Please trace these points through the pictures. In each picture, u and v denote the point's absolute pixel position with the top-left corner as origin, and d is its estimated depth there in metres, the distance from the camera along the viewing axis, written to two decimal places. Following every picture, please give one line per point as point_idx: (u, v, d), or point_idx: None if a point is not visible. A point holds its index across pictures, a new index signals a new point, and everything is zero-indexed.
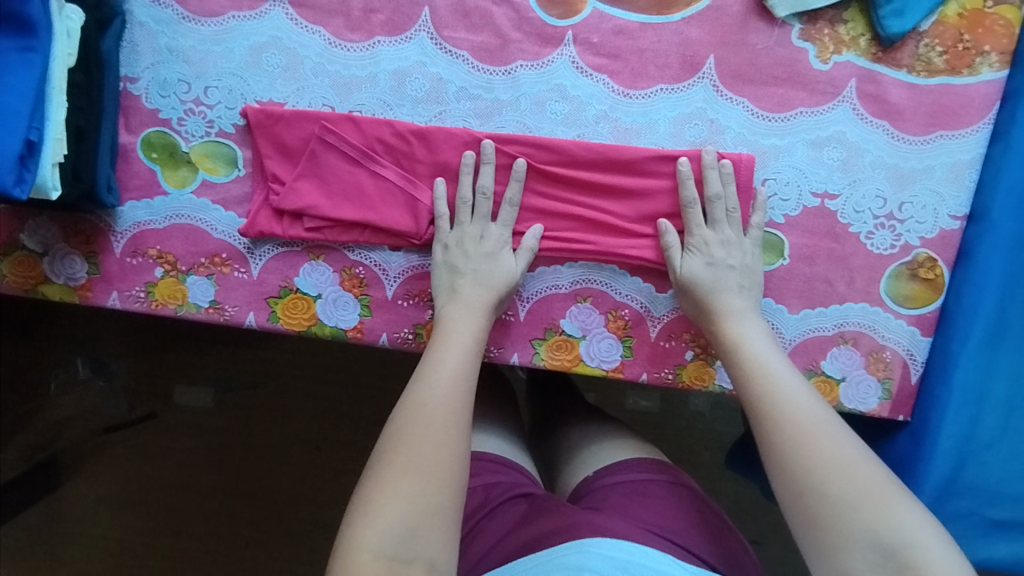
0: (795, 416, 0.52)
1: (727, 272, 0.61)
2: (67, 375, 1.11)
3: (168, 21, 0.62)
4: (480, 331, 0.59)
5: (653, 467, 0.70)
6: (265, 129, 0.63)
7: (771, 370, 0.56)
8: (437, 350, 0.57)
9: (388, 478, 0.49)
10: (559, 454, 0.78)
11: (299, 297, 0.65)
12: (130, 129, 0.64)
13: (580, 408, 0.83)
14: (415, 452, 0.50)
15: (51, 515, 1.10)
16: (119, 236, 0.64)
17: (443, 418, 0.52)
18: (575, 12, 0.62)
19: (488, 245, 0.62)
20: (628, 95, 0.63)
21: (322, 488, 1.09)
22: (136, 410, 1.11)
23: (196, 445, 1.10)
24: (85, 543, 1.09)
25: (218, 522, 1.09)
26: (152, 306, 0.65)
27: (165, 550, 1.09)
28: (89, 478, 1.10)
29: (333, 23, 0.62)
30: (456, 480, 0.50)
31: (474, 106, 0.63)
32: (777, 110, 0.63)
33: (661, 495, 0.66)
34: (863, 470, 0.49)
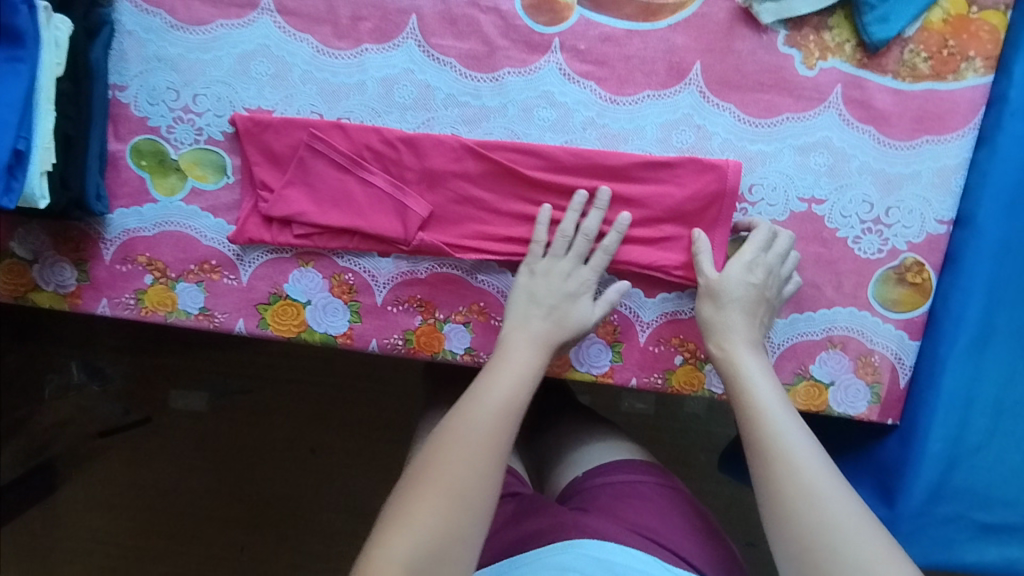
0: (787, 451, 0.51)
1: (751, 299, 0.60)
2: (61, 380, 1.10)
3: (156, 29, 0.62)
4: (539, 366, 0.58)
5: (642, 469, 0.70)
6: (254, 137, 0.63)
7: (769, 403, 0.55)
8: (492, 371, 0.56)
9: (425, 494, 0.49)
10: (549, 455, 0.78)
11: (288, 304, 0.65)
12: (119, 137, 0.64)
13: (572, 410, 0.83)
14: (455, 476, 0.50)
15: (44, 520, 1.10)
16: (109, 244, 0.65)
17: (488, 447, 0.52)
18: (561, 19, 0.62)
19: (573, 283, 0.61)
20: (615, 102, 0.63)
21: (317, 492, 1.09)
22: (131, 414, 1.11)
23: (190, 450, 1.10)
24: (80, 549, 1.09)
25: (212, 528, 1.09)
26: (142, 313, 0.65)
27: (160, 555, 1.09)
28: (83, 483, 1.10)
29: (321, 31, 0.63)
30: (486, 507, 0.50)
31: (462, 113, 0.63)
32: (763, 116, 0.63)
33: (649, 495, 0.67)
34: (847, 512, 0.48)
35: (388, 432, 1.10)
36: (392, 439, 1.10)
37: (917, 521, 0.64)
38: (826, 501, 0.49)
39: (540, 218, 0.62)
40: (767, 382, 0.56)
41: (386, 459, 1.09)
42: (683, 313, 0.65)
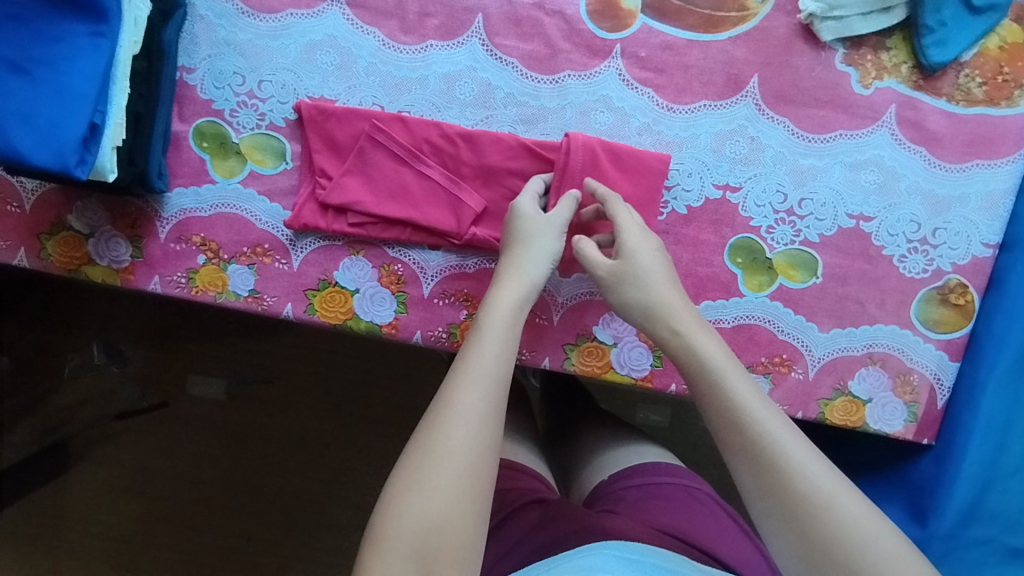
0: (776, 451, 0.47)
1: (659, 273, 0.58)
2: (83, 359, 1.11)
3: (227, 15, 0.64)
4: (518, 313, 0.56)
5: (667, 470, 0.70)
6: (316, 124, 0.64)
7: (736, 384, 0.51)
8: (478, 339, 0.54)
9: (416, 483, 0.46)
10: (574, 459, 0.78)
11: (337, 291, 0.66)
12: (183, 118, 0.65)
13: (596, 414, 0.83)
14: (446, 457, 0.47)
15: (55, 499, 1.10)
16: (165, 222, 0.65)
17: (479, 423, 0.49)
18: (624, 25, 0.64)
19: (517, 226, 0.60)
20: (672, 109, 0.64)
21: (330, 486, 1.10)
22: (148, 397, 1.12)
23: (207, 436, 1.11)
24: (89, 529, 1.09)
25: (223, 516, 1.09)
26: (192, 292, 0.66)
27: (169, 538, 1.09)
28: (98, 463, 1.11)
29: (388, 25, 0.64)
30: (486, 490, 0.47)
31: (520, 113, 0.64)
32: (817, 131, 0.64)
33: (675, 497, 0.67)
34: (848, 498, 0.45)
35: (404, 428, 1.10)
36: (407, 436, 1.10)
37: (948, 543, 0.63)
38: (822, 491, 0.45)
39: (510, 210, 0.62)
40: (737, 373, 0.52)
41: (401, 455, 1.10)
42: (725, 321, 0.66)
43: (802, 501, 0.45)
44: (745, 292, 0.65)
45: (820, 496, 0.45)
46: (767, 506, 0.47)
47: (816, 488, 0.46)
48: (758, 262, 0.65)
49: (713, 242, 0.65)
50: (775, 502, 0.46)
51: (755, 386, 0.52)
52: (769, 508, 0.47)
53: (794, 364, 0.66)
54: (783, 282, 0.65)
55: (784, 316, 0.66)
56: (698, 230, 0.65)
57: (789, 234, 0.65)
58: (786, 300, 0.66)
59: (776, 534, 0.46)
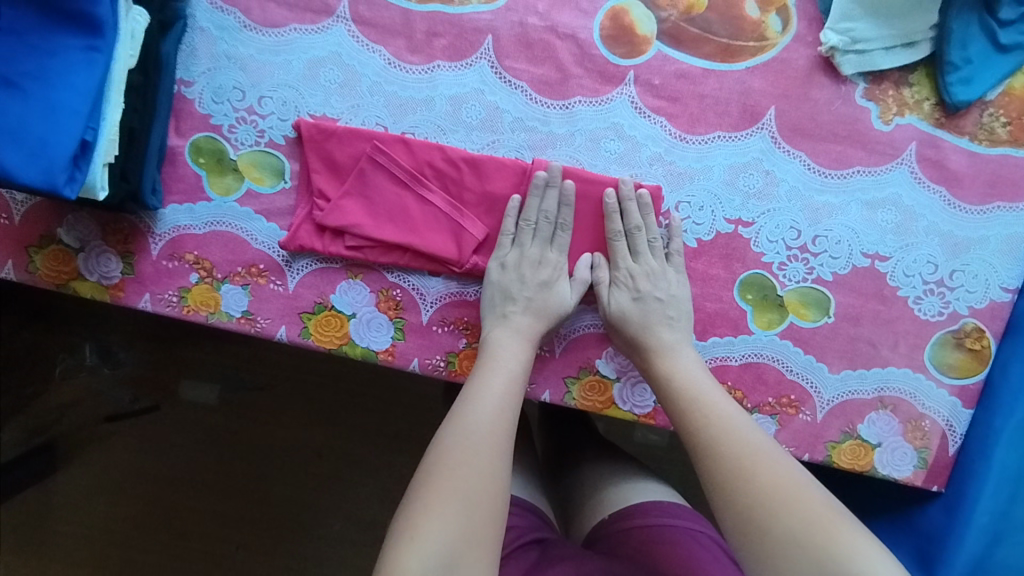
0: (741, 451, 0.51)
1: (652, 306, 0.61)
2: (72, 361, 1.09)
3: (229, 28, 0.62)
4: (525, 360, 0.59)
5: (670, 511, 0.67)
6: (316, 144, 0.62)
7: (723, 406, 0.55)
8: (485, 371, 0.57)
9: (436, 496, 0.47)
10: (573, 492, 0.76)
11: (333, 315, 0.63)
12: (180, 133, 0.63)
13: (594, 443, 0.81)
14: (463, 474, 0.49)
15: (40, 501, 1.08)
16: (157, 238, 0.63)
17: (491, 448, 0.51)
18: (639, 52, 0.62)
19: (530, 274, 0.61)
20: (685, 140, 0.62)
21: (320, 500, 1.07)
22: (138, 401, 1.10)
23: (196, 443, 1.09)
24: (73, 534, 1.07)
25: (210, 527, 1.07)
26: (184, 311, 0.64)
27: (154, 547, 1.07)
28: (85, 467, 1.09)
29: (395, 44, 0.62)
30: (499, 512, 0.49)
31: (528, 138, 0.62)
32: (833, 166, 0.62)
33: (679, 541, 0.64)
34: (812, 500, 0.48)
35: (396, 444, 1.08)
36: (401, 451, 1.07)
37: None
38: (786, 489, 0.49)
39: (510, 207, 0.62)
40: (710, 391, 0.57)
41: (393, 471, 1.07)
42: (733, 359, 0.64)
43: (768, 493, 0.48)
44: (753, 329, 0.63)
45: (789, 494, 0.48)
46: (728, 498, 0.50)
47: (776, 483, 0.49)
48: (769, 299, 0.63)
49: (722, 277, 0.63)
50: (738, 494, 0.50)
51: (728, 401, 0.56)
52: (735, 504, 0.49)
53: (803, 405, 0.64)
54: (793, 320, 0.63)
55: (793, 356, 0.64)
56: (708, 264, 0.63)
57: (802, 270, 0.63)
58: (796, 339, 0.63)
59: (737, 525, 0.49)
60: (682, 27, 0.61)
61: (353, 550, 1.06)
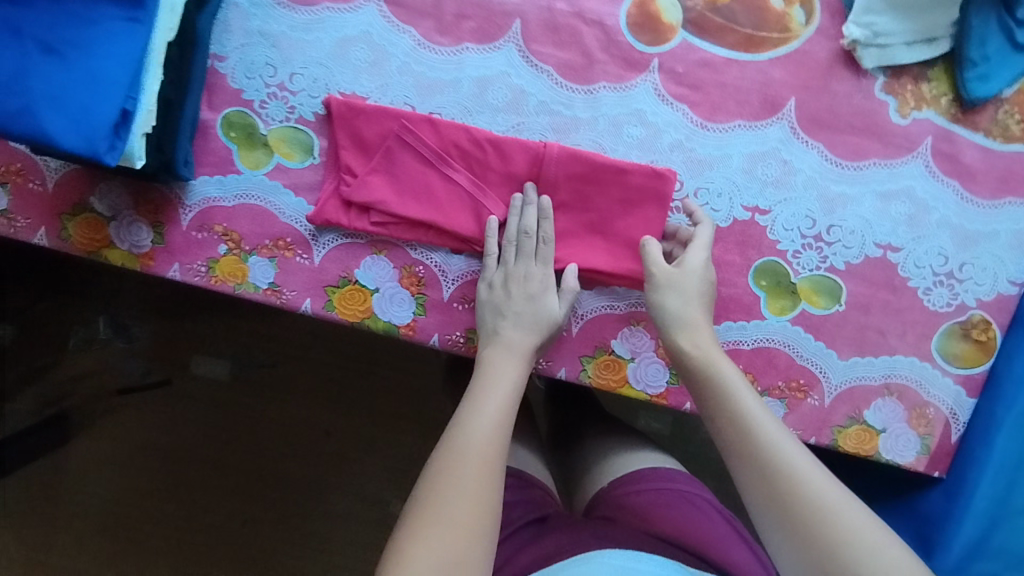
0: (775, 452, 0.51)
1: (698, 288, 0.60)
2: (84, 333, 1.12)
3: (263, 5, 0.63)
4: (519, 377, 0.59)
5: (667, 476, 0.70)
6: (346, 121, 0.63)
7: (750, 407, 0.54)
8: (478, 394, 0.57)
9: (439, 503, 0.49)
10: (578, 463, 0.78)
11: (356, 289, 0.65)
12: (212, 106, 0.64)
13: (595, 418, 0.83)
14: (449, 506, 0.49)
15: (50, 471, 1.10)
16: (188, 209, 0.65)
17: (487, 455, 0.53)
18: (664, 40, 0.63)
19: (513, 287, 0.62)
20: (706, 127, 0.63)
21: (328, 473, 1.10)
22: (150, 374, 1.12)
23: (203, 414, 1.11)
24: (79, 504, 1.09)
25: (220, 499, 1.09)
26: (211, 282, 0.66)
27: (159, 514, 1.09)
28: (94, 438, 1.11)
29: (424, 25, 0.63)
30: (491, 526, 0.50)
31: (552, 121, 0.64)
32: (850, 158, 0.63)
33: (675, 505, 0.66)
34: (852, 517, 0.48)
35: (402, 424, 1.10)
36: (409, 431, 1.10)
37: None
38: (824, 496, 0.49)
39: (489, 229, 0.63)
40: (746, 389, 0.56)
41: (399, 449, 1.09)
42: (745, 342, 0.65)
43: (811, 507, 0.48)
44: (766, 314, 0.65)
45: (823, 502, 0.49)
46: (766, 507, 0.50)
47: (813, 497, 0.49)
48: (782, 286, 0.65)
49: (738, 263, 0.65)
50: (774, 501, 0.50)
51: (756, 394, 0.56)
52: (763, 511, 0.50)
53: (810, 390, 0.66)
54: (805, 307, 0.65)
55: (803, 342, 0.66)
56: (724, 250, 0.65)
57: (816, 259, 0.65)
58: (807, 326, 0.65)
59: (776, 530, 0.50)
60: (707, 17, 0.63)
61: (357, 524, 1.08)
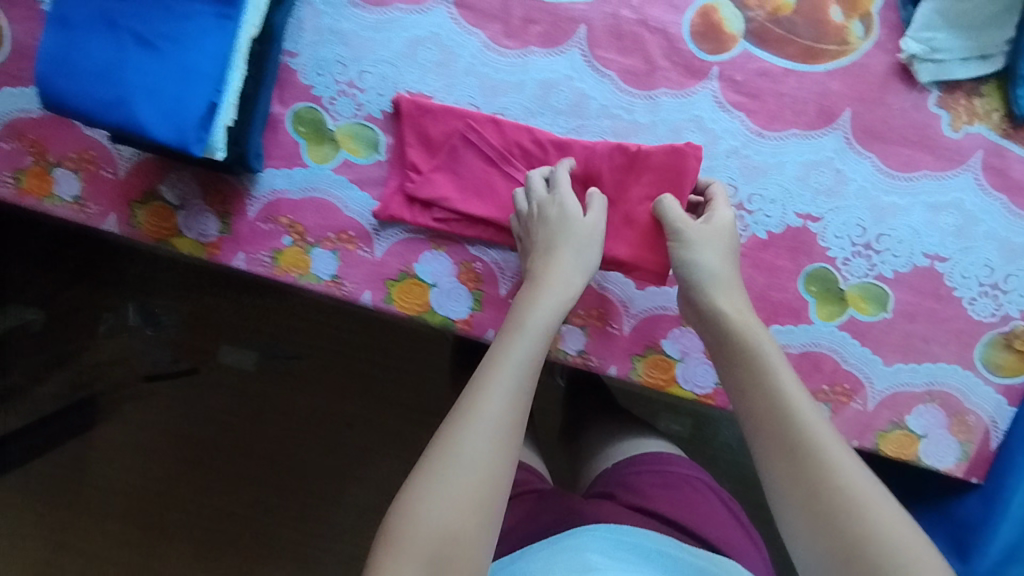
0: (809, 434, 0.51)
1: (723, 245, 0.61)
2: (114, 320, 1.14)
3: (336, 4, 0.65)
4: (552, 325, 0.58)
5: (669, 459, 0.75)
6: (414, 119, 0.65)
7: (790, 391, 0.54)
8: (503, 347, 0.56)
9: (451, 472, 0.50)
10: (586, 448, 0.84)
11: (415, 282, 0.67)
12: (283, 101, 0.66)
13: (603, 411, 0.88)
14: (459, 476, 0.50)
15: (76, 455, 1.13)
16: (255, 201, 0.67)
17: (502, 427, 0.52)
18: (725, 49, 0.65)
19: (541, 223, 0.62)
20: (762, 135, 0.65)
21: (337, 462, 1.11)
22: (178, 362, 1.15)
23: (228, 403, 1.14)
24: (101, 486, 1.12)
25: (234, 485, 1.12)
26: (275, 272, 0.67)
27: (182, 501, 1.12)
28: (121, 424, 1.14)
29: (492, 28, 0.65)
30: (496, 501, 0.51)
31: (612, 125, 0.65)
32: (902, 169, 0.65)
33: (673, 484, 0.72)
34: (877, 509, 0.48)
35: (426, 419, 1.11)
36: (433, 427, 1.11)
37: None
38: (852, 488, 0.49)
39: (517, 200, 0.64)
40: (785, 368, 0.55)
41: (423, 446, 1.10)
42: (792, 346, 0.67)
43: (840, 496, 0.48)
44: (815, 319, 0.67)
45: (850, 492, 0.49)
46: (792, 485, 0.50)
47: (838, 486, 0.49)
48: (831, 292, 0.67)
49: (789, 269, 0.67)
50: (800, 484, 0.50)
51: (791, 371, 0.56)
52: (787, 485, 0.50)
53: (855, 394, 0.68)
54: (853, 313, 0.67)
55: (849, 347, 0.67)
56: (775, 255, 0.67)
57: (864, 266, 0.66)
58: (853, 331, 0.67)
59: (797, 510, 0.50)
60: (768, 28, 0.64)
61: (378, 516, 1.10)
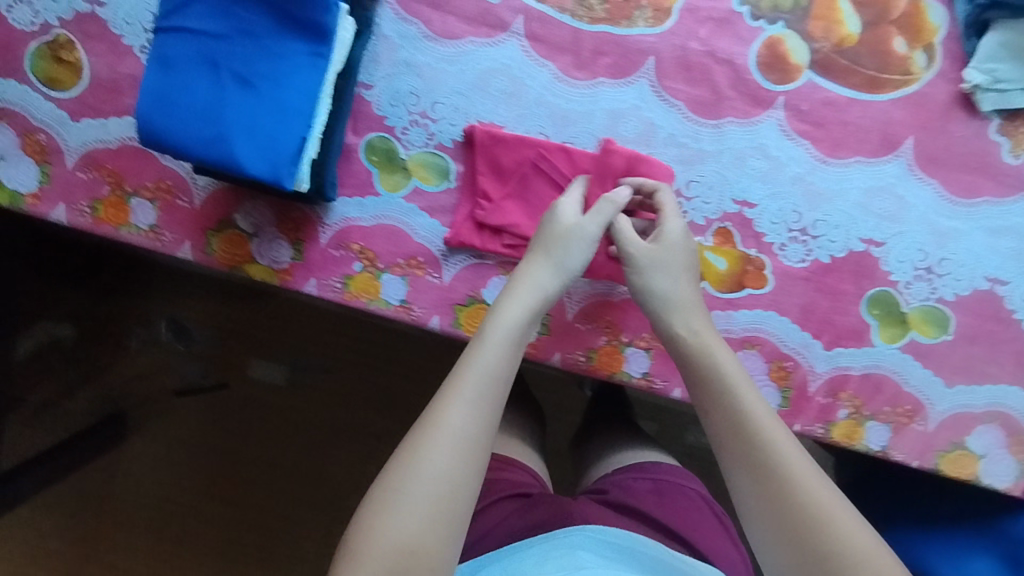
0: (771, 446, 0.56)
1: (678, 264, 0.63)
2: (146, 335, 1.16)
3: (411, 37, 0.67)
4: (518, 333, 0.60)
5: (664, 469, 0.78)
6: (486, 149, 0.66)
7: (751, 407, 0.58)
8: (467, 359, 0.59)
9: (412, 481, 0.52)
10: (588, 456, 0.86)
11: (483, 307, 0.68)
12: (357, 131, 0.67)
13: (605, 418, 0.90)
14: (423, 483, 0.52)
15: (108, 467, 1.16)
16: (328, 228, 0.68)
17: (466, 433, 0.55)
18: (791, 79, 0.66)
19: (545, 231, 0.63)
20: (826, 162, 0.67)
21: (352, 474, 1.13)
22: (209, 377, 1.17)
23: (262, 418, 1.15)
24: (135, 500, 1.15)
25: (258, 497, 1.14)
26: (346, 297, 0.68)
27: (203, 514, 1.14)
28: (150, 436, 1.16)
29: (562, 59, 0.67)
30: (461, 504, 0.53)
31: (680, 153, 0.67)
32: (963, 195, 0.67)
33: (664, 491, 0.74)
34: (832, 512, 0.53)
35: None
36: None
37: None
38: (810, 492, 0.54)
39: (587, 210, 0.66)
40: (745, 382, 0.60)
41: None
42: (855, 368, 0.68)
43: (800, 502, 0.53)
44: (877, 342, 0.68)
45: (806, 497, 0.53)
46: (755, 494, 0.55)
47: (799, 491, 0.54)
48: (893, 315, 0.68)
49: (852, 292, 0.68)
50: (764, 493, 0.55)
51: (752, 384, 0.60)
52: (753, 496, 0.55)
53: (915, 415, 0.68)
54: (914, 336, 0.68)
55: (909, 368, 0.68)
56: (838, 279, 0.68)
57: (926, 290, 0.68)
58: (915, 353, 0.68)
59: (757, 515, 0.55)
60: (833, 58, 0.66)
61: None
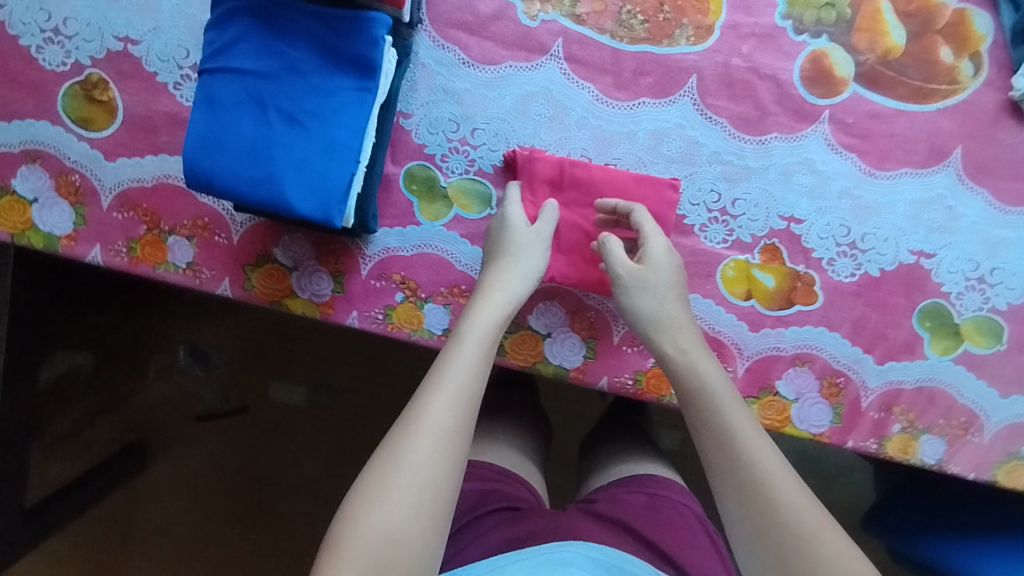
0: (758, 458, 0.54)
1: (664, 279, 0.61)
2: (165, 361, 1.14)
3: (449, 64, 0.66)
4: (495, 340, 0.59)
5: (664, 485, 0.75)
6: (529, 174, 0.65)
7: (737, 420, 0.56)
8: (446, 360, 0.56)
9: (393, 482, 0.50)
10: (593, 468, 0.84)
11: (528, 334, 0.67)
12: (396, 160, 0.66)
13: (614, 429, 0.88)
14: (402, 483, 0.50)
15: (131, 494, 1.15)
16: (368, 259, 0.67)
17: (450, 435, 0.52)
18: (836, 93, 0.65)
19: (511, 235, 0.62)
20: (874, 175, 0.66)
21: None
22: (229, 401, 1.15)
23: (286, 441, 1.14)
24: (161, 528, 1.15)
25: (277, 520, 1.13)
26: (389, 328, 0.67)
27: (223, 537, 1.14)
28: (173, 462, 1.15)
29: (603, 80, 0.66)
30: (442, 511, 0.51)
31: (724, 171, 0.66)
32: (1013, 203, 0.66)
33: (658, 507, 0.72)
34: (820, 526, 0.50)
35: None
36: None
37: None
38: (797, 504, 0.51)
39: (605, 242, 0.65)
40: (729, 393, 0.58)
41: None
42: (908, 382, 0.67)
43: (788, 515, 0.51)
44: (930, 354, 0.67)
45: (794, 508, 0.51)
46: (742, 499, 0.53)
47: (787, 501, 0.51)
48: (946, 326, 0.67)
49: (903, 305, 0.67)
50: (749, 498, 0.52)
51: (736, 394, 0.58)
52: (739, 499, 0.53)
53: (971, 427, 0.67)
54: (968, 347, 0.66)
55: (963, 380, 0.67)
56: (889, 293, 0.67)
57: (978, 300, 0.66)
58: (969, 364, 0.67)
59: (741, 522, 0.52)
60: (879, 70, 0.65)
61: None
